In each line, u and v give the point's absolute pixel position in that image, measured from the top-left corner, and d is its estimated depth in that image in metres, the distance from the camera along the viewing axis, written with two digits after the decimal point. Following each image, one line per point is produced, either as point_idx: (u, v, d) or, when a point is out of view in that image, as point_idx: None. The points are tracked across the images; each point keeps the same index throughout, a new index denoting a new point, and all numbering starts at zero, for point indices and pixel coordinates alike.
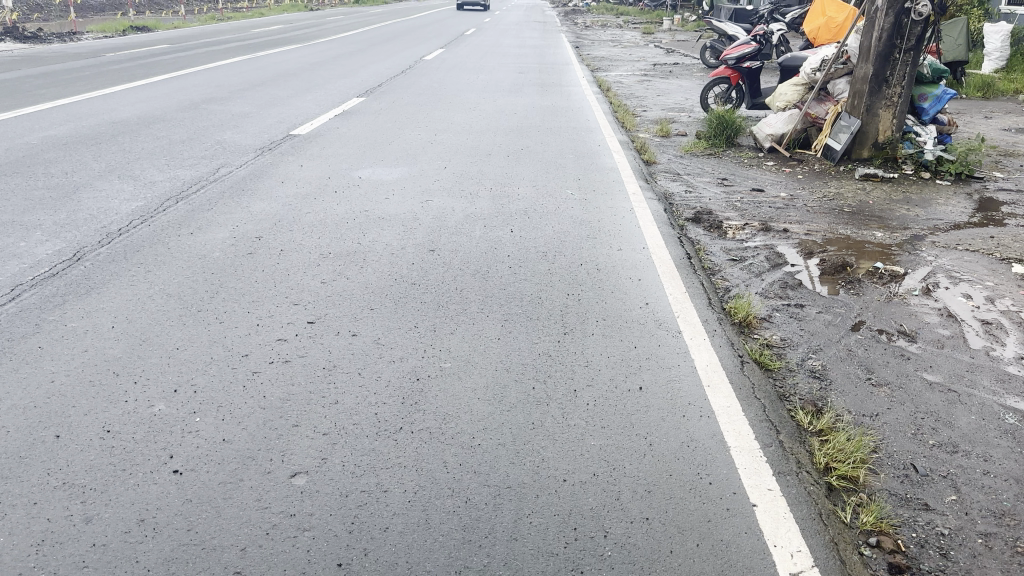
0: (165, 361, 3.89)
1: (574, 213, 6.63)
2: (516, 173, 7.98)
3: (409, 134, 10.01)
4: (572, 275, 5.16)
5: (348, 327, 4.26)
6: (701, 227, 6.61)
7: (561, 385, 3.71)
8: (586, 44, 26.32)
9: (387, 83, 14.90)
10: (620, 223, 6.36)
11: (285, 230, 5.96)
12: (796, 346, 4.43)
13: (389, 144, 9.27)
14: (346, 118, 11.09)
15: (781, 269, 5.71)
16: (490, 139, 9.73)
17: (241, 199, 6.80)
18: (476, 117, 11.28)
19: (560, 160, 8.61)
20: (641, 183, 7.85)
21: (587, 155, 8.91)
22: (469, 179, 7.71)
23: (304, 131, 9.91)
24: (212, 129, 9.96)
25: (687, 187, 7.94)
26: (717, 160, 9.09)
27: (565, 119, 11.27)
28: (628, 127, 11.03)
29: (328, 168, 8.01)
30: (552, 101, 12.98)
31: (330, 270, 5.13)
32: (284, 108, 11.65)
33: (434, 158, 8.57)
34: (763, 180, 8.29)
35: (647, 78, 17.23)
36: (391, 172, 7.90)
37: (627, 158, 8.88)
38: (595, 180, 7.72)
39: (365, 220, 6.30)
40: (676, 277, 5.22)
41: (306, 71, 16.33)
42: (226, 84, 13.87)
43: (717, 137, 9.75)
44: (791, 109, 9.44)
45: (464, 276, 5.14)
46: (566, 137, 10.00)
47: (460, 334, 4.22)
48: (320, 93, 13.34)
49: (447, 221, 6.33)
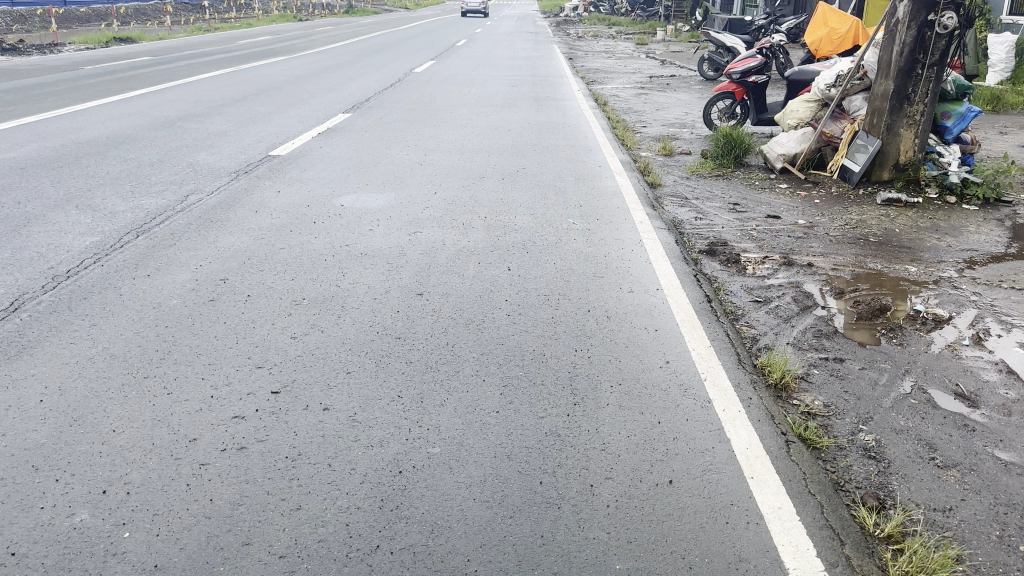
0: (97, 449, 3.25)
1: (576, 246, 6.02)
2: (512, 199, 7.36)
3: (396, 154, 9.38)
4: (579, 325, 4.53)
5: (320, 398, 3.63)
6: (717, 261, 5.99)
7: (574, 477, 3.08)
8: (579, 55, 25.76)
9: (374, 97, 14.28)
10: (628, 258, 5.75)
11: (255, 270, 5.32)
12: (843, 416, 3.82)
13: (374, 166, 8.65)
14: (330, 136, 10.46)
15: (812, 313, 5.10)
16: (483, 160, 9.11)
17: (209, 232, 6.17)
18: (468, 135, 10.65)
19: (558, 183, 7.99)
20: (648, 210, 7.23)
21: (587, 177, 8.31)
22: (461, 206, 7.08)
23: (284, 152, 9.28)
24: (185, 150, 9.32)
25: (697, 213, 7.36)
26: (726, 182, 8.49)
27: (562, 136, 10.67)
28: (629, 145, 10.44)
29: (307, 193, 7.38)
30: (547, 117, 12.37)
31: (303, 321, 4.50)
32: (264, 126, 11.02)
33: (422, 182, 7.95)
34: (777, 205, 7.70)
35: (645, 92, 16.65)
36: (377, 198, 7.27)
37: (630, 181, 8.28)
38: (597, 208, 7.10)
39: (346, 256, 5.68)
40: (697, 327, 4.60)
41: (290, 85, 15.72)
42: (204, 99, 13.22)
43: (724, 156, 9.15)
44: (803, 127, 8.85)
45: (456, 327, 4.50)
46: (564, 157, 9.39)
47: (452, 407, 3.58)
48: (304, 109, 12.70)
49: (437, 257, 5.71)
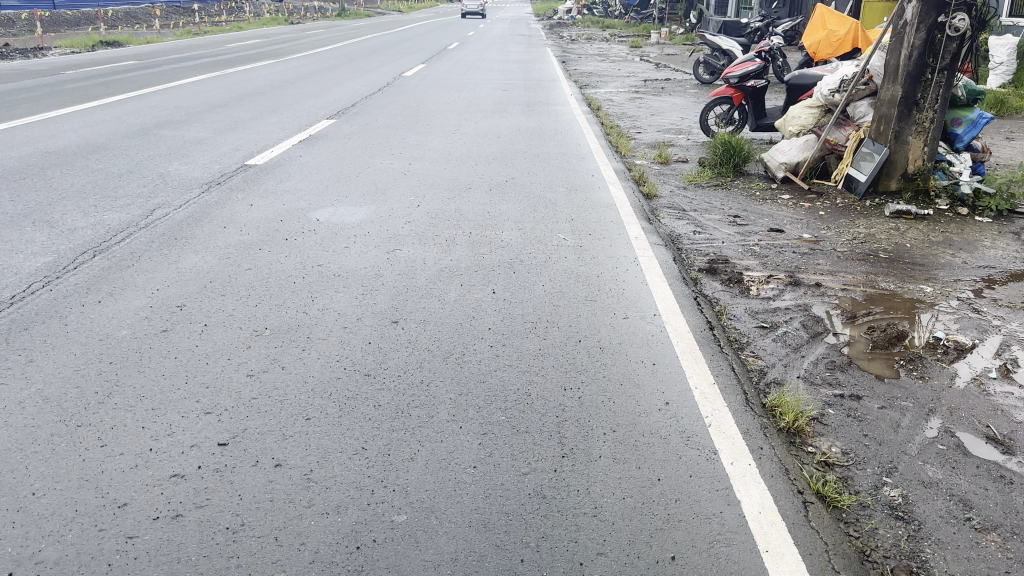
0: (11, 517, 2.82)
1: (567, 265, 5.59)
2: (499, 212, 6.93)
3: (379, 163, 8.95)
4: (569, 358, 4.11)
5: (274, 452, 3.20)
6: (718, 281, 5.58)
7: (562, 552, 2.65)
8: (572, 59, 25.37)
9: (360, 102, 13.84)
10: (623, 278, 5.32)
11: (217, 295, 4.89)
12: (864, 467, 3.40)
13: (355, 176, 8.22)
14: (311, 143, 10.03)
15: (823, 341, 4.68)
16: (471, 169, 8.69)
17: (172, 251, 5.73)
18: (455, 143, 10.22)
19: (549, 195, 7.57)
20: (643, 223, 6.81)
21: (580, 188, 7.89)
22: (445, 220, 6.65)
23: (262, 161, 8.84)
24: (157, 159, 8.88)
25: (696, 226, 6.95)
26: (725, 193, 8.08)
27: (553, 144, 10.26)
28: (624, 153, 10.03)
29: (282, 206, 6.95)
30: (538, 123, 11.95)
31: (263, 355, 4.07)
32: (243, 134, 10.59)
33: (405, 193, 7.52)
34: (780, 217, 7.29)
35: (639, 96, 16.25)
36: (356, 212, 6.84)
37: (623, 192, 7.87)
38: (590, 222, 6.68)
39: (318, 277, 5.24)
40: (698, 359, 4.18)
41: (274, 90, 15.27)
42: (183, 106, 12.78)
43: (723, 165, 8.75)
44: (806, 134, 8.44)
45: (431, 360, 4.08)
46: (555, 166, 8.97)
47: (424, 461, 3.15)
48: (286, 115, 12.26)
49: (416, 278, 5.29)
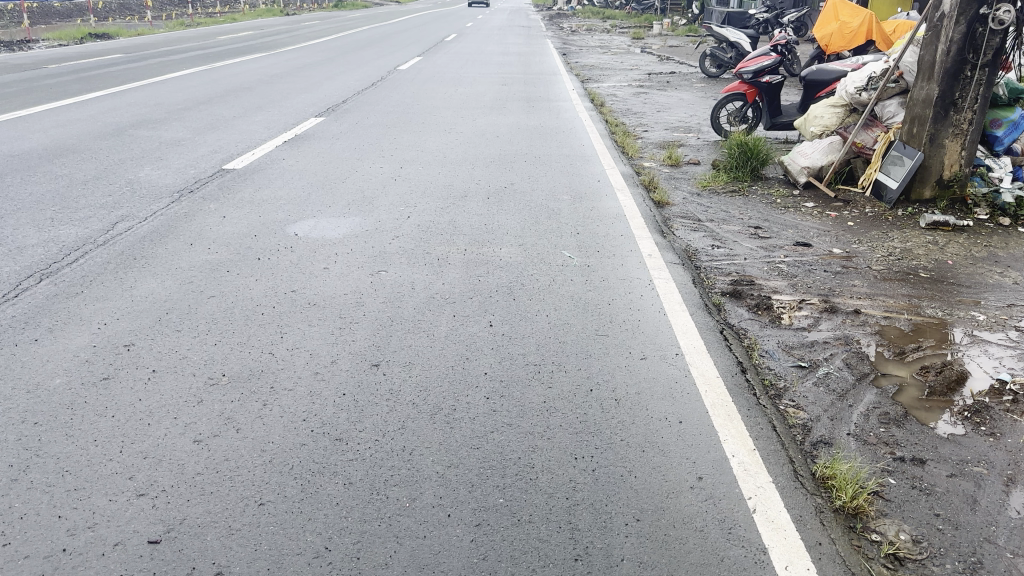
0: None
1: (573, 289, 4.96)
2: (498, 224, 6.29)
3: (367, 167, 8.30)
4: (580, 413, 3.48)
5: (218, 555, 2.58)
6: (744, 307, 4.95)
7: None
8: (573, 51, 24.68)
9: (351, 99, 13.17)
10: (637, 306, 4.69)
11: (172, 331, 4.26)
12: (944, 562, 2.77)
13: (341, 182, 7.57)
14: (297, 144, 9.39)
15: (871, 385, 4.06)
16: (466, 173, 8.04)
17: (128, 275, 5.10)
18: (450, 144, 9.57)
19: (552, 205, 6.93)
20: (656, 237, 6.18)
21: (585, 196, 7.25)
22: (437, 235, 6.01)
23: (241, 164, 8.20)
24: (128, 163, 8.23)
25: (713, 239, 6.32)
26: (743, 199, 7.44)
27: (555, 144, 9.61)
28: (631, 154, 9.39)
29: (258, 218, 6.31)
30: (539, 121, 11.29)
31: (219, 414, 3.45)
32: (225, 134, 9.93)
33: (394, 202, 6.88)
34: (805, 228, 6.65)
35: (644, 90, 15.57)
36: (339, 225, 6.19)
37: (632, 201, 7.23)
38: (597, 236, 6.04)
39: (290, 306, 4.60)
40: (730, 414, 3.55)
41: (261, 85, 14.59)
42: (164, 103, 12.11)
43: (739, 169, 8.10)
44: (830, 135, 7.79)
45: (417, 415, 3.45)
46: (559, 170, 8.32)
47: (403, 566, 2.53)
48: (273, 112, 11.60)
49: (403, 305, 4.65)
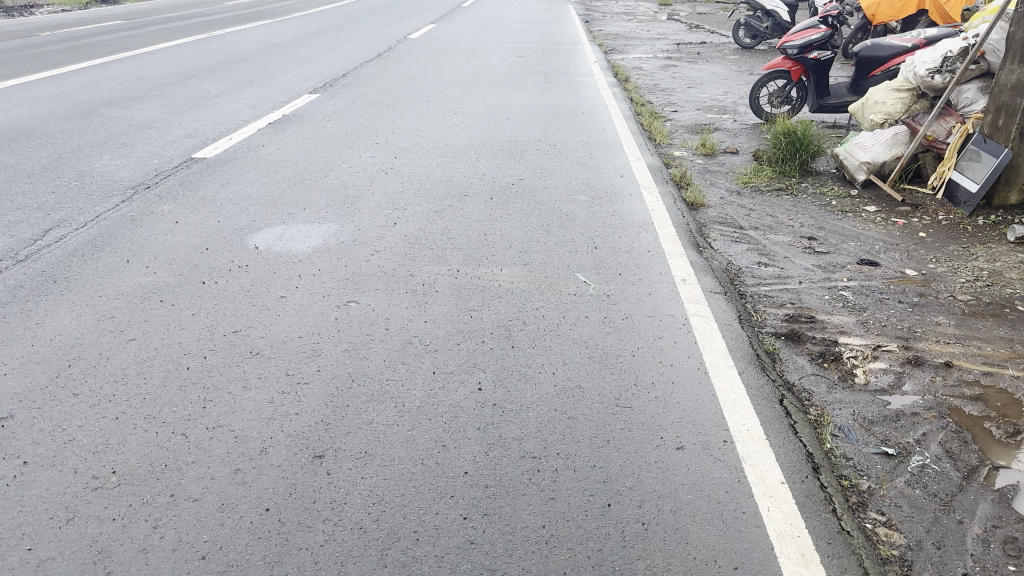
0: None
1: (587, 332, 3.93)
2: (500, 236, 5.27)
3: (357, 156, 7.29)
4: (593, 548, 2.48)
5: None
6: (804, 359, 3.92)
7: None
8: (597, 18, 23.36)
9: (353, 73, 12.15)
10: (669, 359, 3.66)
11: (66, 396, 3.29)
12: None
13: (323, 176, 6.56)
14: (282, 126, 8.38)
15: (985, 490, 3.02)
16: (469, 166, 7.01)
17: (39, 305, 4.14)
18: (455, 127, 8.52)
19: (566, 209, 5.89)
20: (690, 252, 5.13)
21: (605, 198, 6.20)
22: (427, 249, 5.00)
23: (213, 152, 7.22)
24: (87, 149, 7.27)
25: (758, 255, 5.27)
26: (791, 200, 6.34)
27: (573, 129, 8.54)
28: (659, 141, 8.31)
29: (217, 225, 5.34)
30: (556, 99, 10.20)
31: (90, 546, 2.48)
32: (206, 114, 8.95)
33: (381, 204, 5.87)
34: (868, 240, 5.56)
35: (672, 63, 14.35)
36: (310, 235, 5.20)
37: (661, 203, 6.17)
38: (618, 254, 5.00)
39: (226, 357, 3.62)
40: (805, 552, 2.53)
41: (259, 56, 13.56)
42: (148, 77, 11.13)
43: (786, 162, 7.00)
44: (895, 126, 6.64)
45: (363, 549, 2.46)
46: (576, 161, 7.26)
47: None
48: (265, 88, 10.59)
49: (370, 355, 3.65)
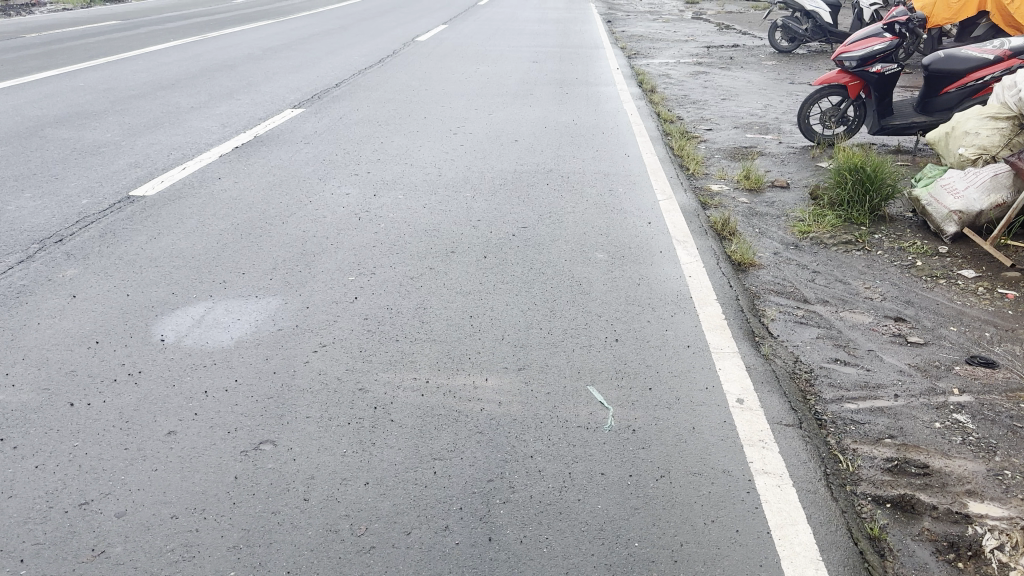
0: None
1: (602, 506, 2.65)
2: (489, 320, 4.01)
3: (329, 193, 6.05)
4: None
5: None
6: (926, 551, 2.61)
7: None
8: (619, 17, 22.04)
9: (349, 82, 10.95)
10: (728, 572, 2.39)
11: None
12: None
13: (281, 222, 5.34)
14: (250, 151, 7.18)
15: None
16: (462, 208, 5.77)
17: None
18: (452, 153, 7.28)
19: (579, 274, 4.62)
20: (744, 345, 3.84)
21: (628, 255, 4.91)
22: (389, 341, 3.75)
23: (156, 188, 6.01)
24: (8, 184, 6.08)
25: (831, 351, 3.97)
26: (864, 262, 5.03)
27: (590, 155, 7.27)
28: (692, 170, 7.01)
29: (125, 302, 4.13)
30: (572, 116, 8.93)
31: None
32: (167, 134, 7.76)
33: (343, 265, 4.63)
34: (976, 326, 4.25)
35: (703, 70, 13.01)
36: (239, 318, 3.96)
37: (701, 262, 4.88)
38: (647, 350, 3.71)
39: (53, 562, 2.39)
40: None
41: (248, 62, 12.39)
42: (117, 88, 9.96)
43: (854, 207, 5.70)
44: (990, 168, 5.29)
45: None
46: (592, 200, 5.99)
47: None
48: (242, 102, 9.40)
49: (270, 557, 2.39)
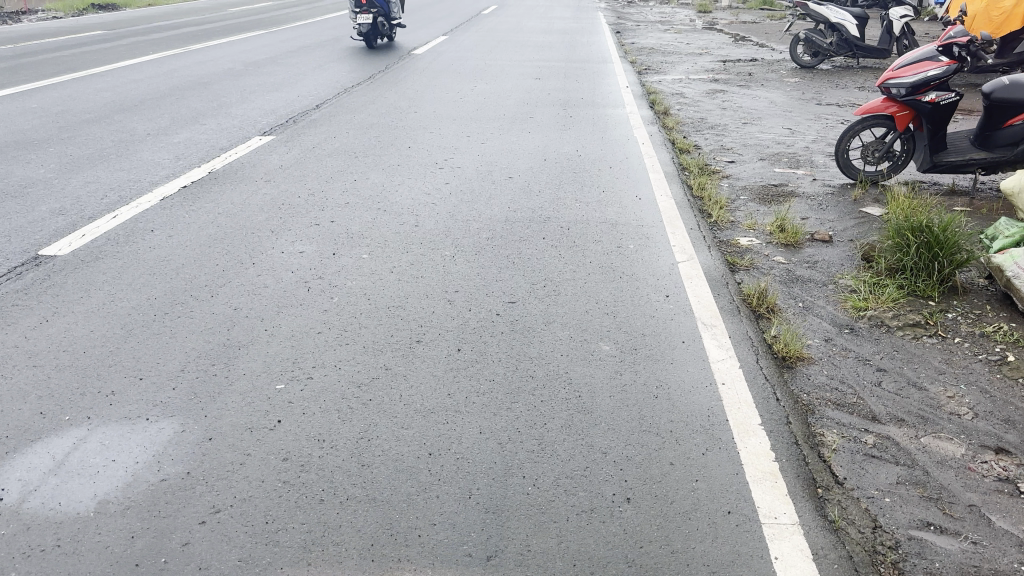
0: None
1: None
2: (455, 459, 2.95)
3: (280, 248, 5.03)
4: None
5: None
6: None
7: None
8: (629, 28, 21.02)
9: (332, 102, 9.95)
10: None
11: None
12: None
13: (209, 295, 4.31)
14: (200, 191, 6.16)
15: None
16: (437, 273, 4.73)
17: None
18: (434, 195, 6.25)
19: (577, 375, 3.55)
20: (803, 510, 2.79)
21: (640, 346, 3.84)
22: (309, 503, 2.70)
23: (71, 245, 5.00)
24: None
25: (921, 509, 2.89)
26: (942, 359, 3.98)
27: (595, 197, 6.23)
28: (716, 217, 5.96)
29: None
30: (576, 146, 7.89)
31: None
32: (109, 169, 6.75)
33: (274, 364, 3.60)
34: None
35: (720, 88, 11.96)
36: (116, 459, 2.94)
37: (735, 355, 3.82)
38: (669, 522, 2.65)
39: None
40: None
41: (226, 78, 11.40)
42: (70, 110, 8.97)
43: (919, 276, 4.66)
44: None
45: None
46: (597, 262, 4.94)
47: None
48: (207, 127, 8.38)
49: None
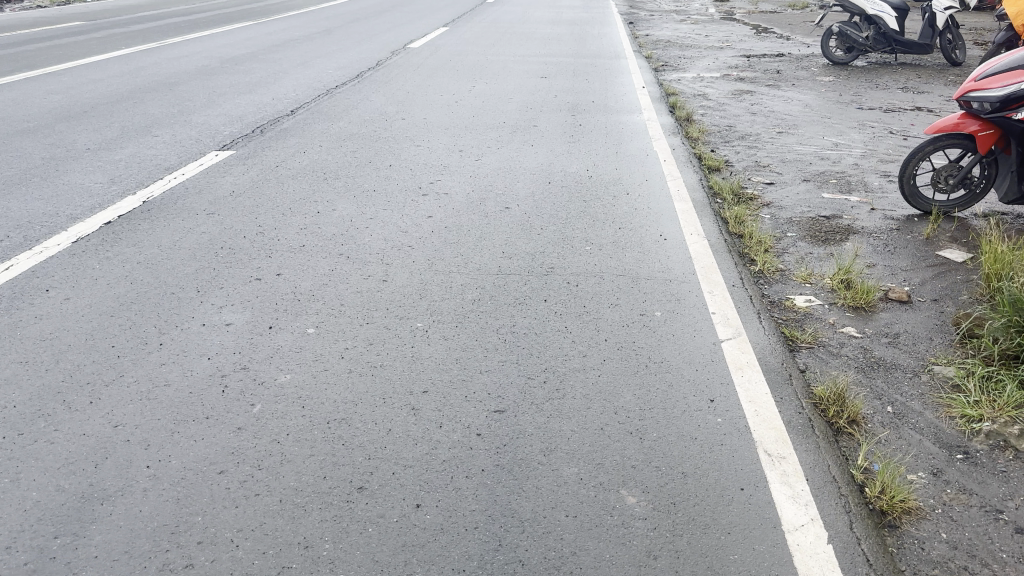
0: None
1: None
2: None
3: (203, 318, 3.88)
4: None
5: None
6: None
7: None
8: (643, 18, 19.74)
9: (309, 106, 8.77)
10: None
11: None
12: None
13: (87, 403, 3.16)
14: (124, 230, 5.00)
15: None
16: (402, 358, 3.58)
17: None
18: (412, 233, 5.10)
19: (589, 559, 2.40)
20: None
21: (680, 499, 2.68)
22: None
23: None
24: None
25: None
26: None
27: (609, 238, 5.06)
28: (762, 266, 4.77)
29: None
30: (586, 164, 6.70)
31: None
32: (23, 198, 5.59)
33: (144, 540, 2.45)
34: None
35: (746, 87, 10.74)
36: None
37: (819, 517, 2.65)
38: None
39: None
40: None
41: (197, 78, 10.23)
42: (5, 118, 7.80)
43: None
44: None
45: None
46: (613, 340, 3.77)
47: None
48: (158, 139, 7.23)
49: None
